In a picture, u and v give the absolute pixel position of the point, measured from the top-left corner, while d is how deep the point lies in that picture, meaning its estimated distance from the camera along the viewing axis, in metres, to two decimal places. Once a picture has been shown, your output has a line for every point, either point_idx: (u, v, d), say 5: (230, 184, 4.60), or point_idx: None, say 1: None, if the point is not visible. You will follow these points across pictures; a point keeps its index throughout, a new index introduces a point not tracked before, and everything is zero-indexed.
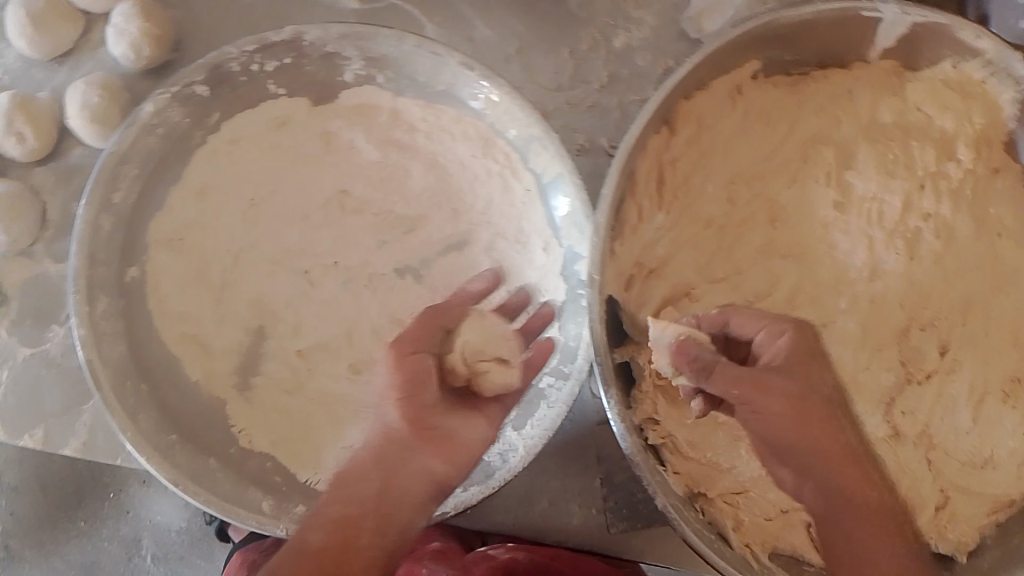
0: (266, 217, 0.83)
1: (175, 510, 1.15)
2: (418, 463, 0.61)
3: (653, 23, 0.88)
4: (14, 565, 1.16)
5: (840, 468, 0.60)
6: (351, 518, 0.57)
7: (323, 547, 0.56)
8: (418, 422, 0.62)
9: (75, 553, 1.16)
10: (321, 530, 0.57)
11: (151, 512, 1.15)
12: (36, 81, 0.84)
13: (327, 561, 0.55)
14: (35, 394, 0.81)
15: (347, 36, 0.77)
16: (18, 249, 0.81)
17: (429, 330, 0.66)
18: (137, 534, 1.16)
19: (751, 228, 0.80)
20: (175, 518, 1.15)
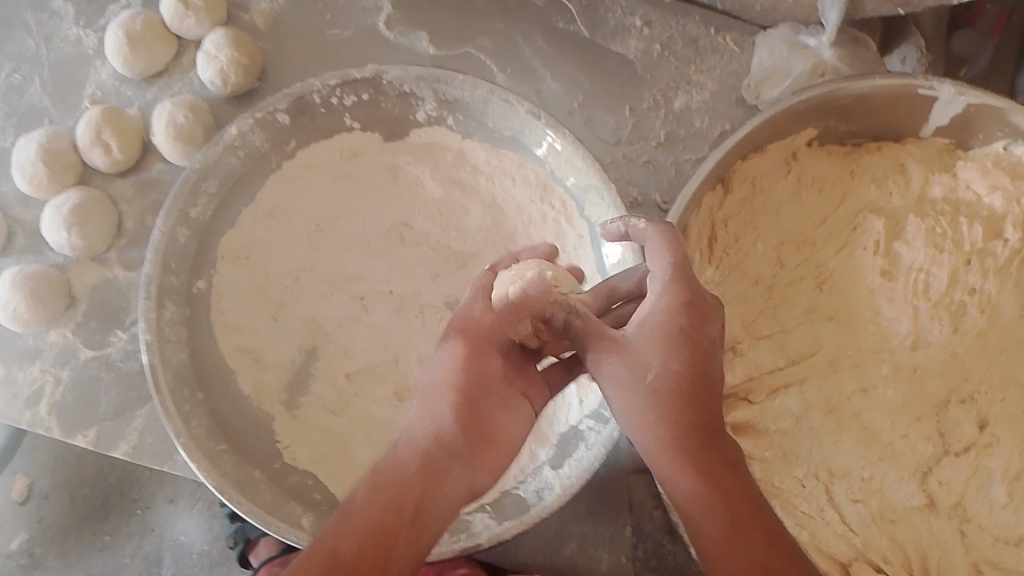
0: (330, 242, 0.85)
1: (199, 531, 1.17)
2: (463, 472, 0.61)
3: (713, 87, 0.92)
4: (34, 572, 1.17)
5: (670, 456, 0.57)
6: (390, 526, 0.54)
7: (357, 555, 0.53)
8: (472, 425, 0.62)
9: (96, 566, 1.17)
10: (354, 537, 0.54)
11: (174, 530, 1.17)
12: (126, 98, 0.89)
13: (364, 566, 0.52)
14: (92, 395, 0.82)
15: (424, 78, 0.82)
16: (93, 253, 0.84)
17: (503, 325, 0.66)
18: (159, 552, 1.17)
19: (798, 290, 0.82)
20: (199, 539, 1.17)
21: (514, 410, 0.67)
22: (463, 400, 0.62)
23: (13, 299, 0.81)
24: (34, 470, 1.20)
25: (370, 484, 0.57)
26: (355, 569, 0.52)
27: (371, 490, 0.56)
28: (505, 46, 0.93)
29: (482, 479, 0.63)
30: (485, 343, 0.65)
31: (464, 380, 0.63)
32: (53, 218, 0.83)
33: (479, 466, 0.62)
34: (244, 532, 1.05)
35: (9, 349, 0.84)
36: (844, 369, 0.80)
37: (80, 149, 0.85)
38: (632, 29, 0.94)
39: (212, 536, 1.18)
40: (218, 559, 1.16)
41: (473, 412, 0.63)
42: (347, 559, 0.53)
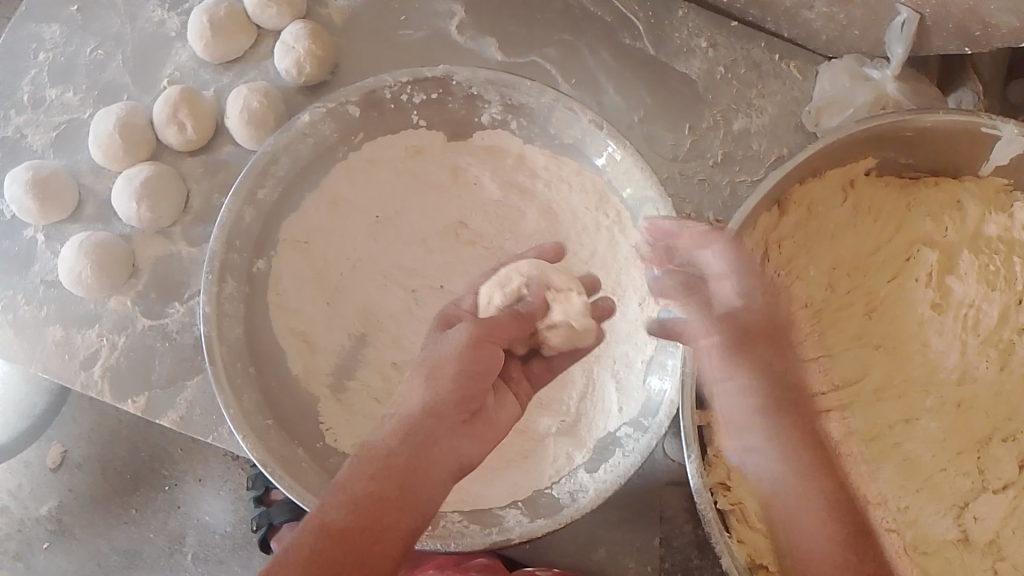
0: (389, 235, 0.88)
1: (223, 513, 1.19)
2: (454, 438, 0.62)
3: (773, 112, 0.93)
4: (63, 540, 1.20)
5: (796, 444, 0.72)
6: (379, 497, 0.57)
7: (346, 529, 0.55)
8: (464, 397, 0.64)
9: (122, 539, 1.20)
10: (344, 511, 0.56)
11: (199, 510, 1.19)
12: (202, 80, 0.92)
13: (351, 543, 0.54)
14: (147, 363, 0.85)
15: (493, 82, 0.84)
16: (159, 226, 0.87)
17: (505, 331, 0.69)
18: (183, 530, 1.19)
19: (847, 316, 0.82)
20: (222, 520, 1.18)
21: (502, 398, 0.71)
22: (465, 373, 0.64)
23: (79, 265, 0.84)
24: (68, 440, 1.22)
25: (363, 459, 0.59)
26: (347, 541, 0.54)
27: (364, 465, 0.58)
28: (571, 57, 0.95)
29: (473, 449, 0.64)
30: (487, 337, 0.67)
31: (471, 368, 0.64)
32: (124, 189, 0.86)
33: (470, 439, 0.64)
34: (268, 517, 1.08)
35: (69, 313, 0.87)
36: (888, 399, 0.80)
37: (155, 125, 0.88)
38: (697, 49, 0.95)
39: (236, 518, 1.19)
40: (241, 542, 1.18)
41: (471, 381, 0.64)
42: (343, 530, 0.55)
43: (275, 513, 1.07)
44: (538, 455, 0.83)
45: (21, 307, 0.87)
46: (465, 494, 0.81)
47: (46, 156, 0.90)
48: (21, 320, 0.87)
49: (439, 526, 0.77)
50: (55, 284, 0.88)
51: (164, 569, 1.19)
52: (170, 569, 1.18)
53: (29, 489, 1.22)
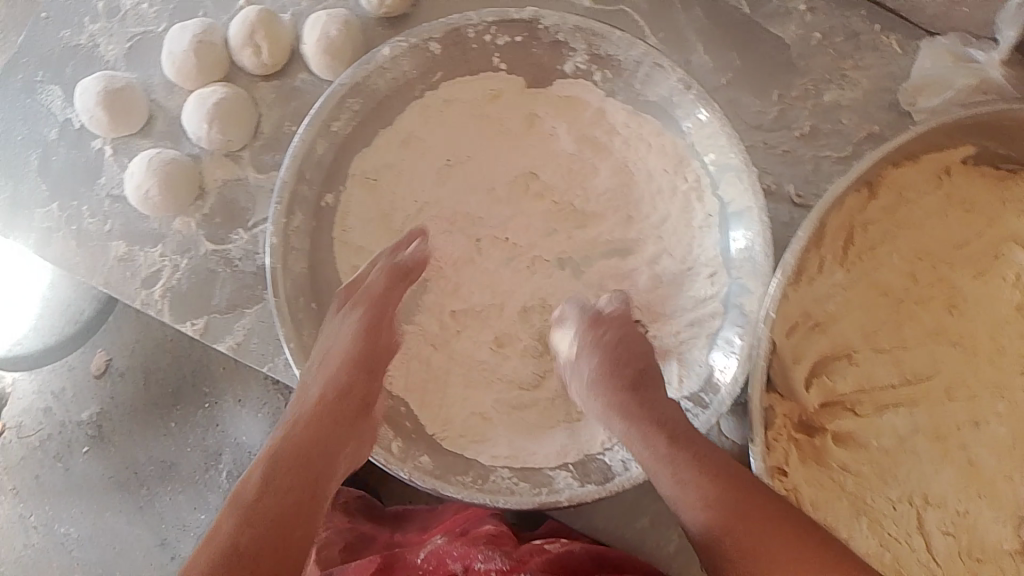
0: (459, 180, 0.85)
1: (259, 435, 1.18)
2: (338, 448, 0.63)
3: (867, 86, 0.89)
4: (101, 446, 1.20)
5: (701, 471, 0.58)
6: (281, 517, 0.54)
7: (259, 549, 0.52)
8: (348, 412, 0.67)
9: (159, 450, 1.20)
10: (252, 530, 0.53)
11: (236, 430, 1.19)
12: (282, 3, 0.89)
13: (267, 557, 0.52)
14: (208, 287, 0.84)
15: (582, 29, 0.80)
16: (228, 149, 0.85)
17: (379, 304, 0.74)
18: (220, 447, 1.18)
19: (927, 309, 0.79)
20: (260, 442, 1.18)
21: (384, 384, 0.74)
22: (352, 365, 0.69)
23: (146, 182, 0.83)
24: (112, 349, 1.21)
25: (262, 470, 0.58)
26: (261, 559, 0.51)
27: (264, 479, 0.57)
28: (661, 11, 0.91)
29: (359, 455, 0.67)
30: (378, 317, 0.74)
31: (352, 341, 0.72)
32: (196, 108, 0.84)
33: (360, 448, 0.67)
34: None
35: (133, 229, 0.86)
36: (959, 399, 0.78)
37: (231, 46, 0.86)
38: (795, 13, 0.90)
39: None
40: None
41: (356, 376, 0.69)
42: (254, 548, 0.52)
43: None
44: (592, 420, 0.82)
45: (85, 220, 0.86)
46: (515, 451, 0.81)
47: (118, 68, 0.88)
48: (85, 232, 0.86)
49: (487, 484, 0.78)
50: (120, 200, 0.87)
51: (199, 484, 1.19)
52: (204, 484, 1.18)
53: (71, 392, 1.22)
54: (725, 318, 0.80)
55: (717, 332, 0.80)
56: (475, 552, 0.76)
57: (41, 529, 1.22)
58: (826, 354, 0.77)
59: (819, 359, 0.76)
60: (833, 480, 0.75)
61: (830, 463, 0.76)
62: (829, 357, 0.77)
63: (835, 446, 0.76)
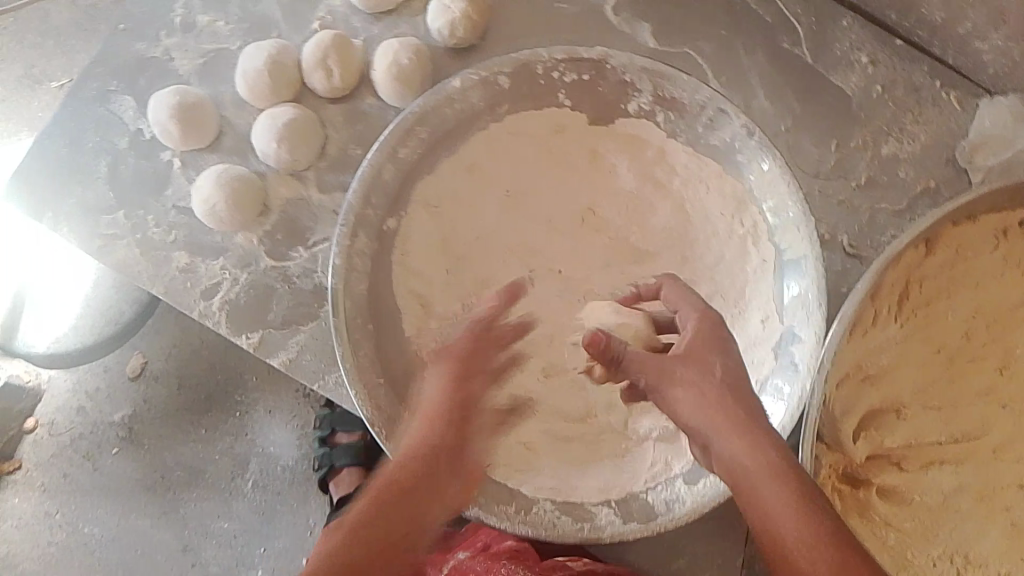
0: (519, 212, 0.87)
1: (287, 447, 1.21)
2: (434, 498, 0.65)
3: (926, 140, 0.90)
4: (131, 447, 1.23)
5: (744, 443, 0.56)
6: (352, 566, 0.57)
7: None
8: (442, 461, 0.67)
9: (188, 455, 1.22)
10: None
11: (264, 441, 1.21)
12: (354, 28, 0.91)
13: None
14: (264, 302, 0.86)
15: (649, 71, 0.81)
16: (294, 168, 0.87)
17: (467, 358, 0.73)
18: (247, 457, 1.21)
19: (978, 369, 0.79)
20: (287, 454, 1.21)
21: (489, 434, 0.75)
22: (442, 417, 0.69)
23: (214, 197, 0.84)
24: (149, 352, 1.24)
25: (342, 533, 0.59)
26: None
27: (347, 535, 0.59)
28: (726, 55, 0.92)
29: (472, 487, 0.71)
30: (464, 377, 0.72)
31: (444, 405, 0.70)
32: (267, 128, 0.86)
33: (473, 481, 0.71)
34: (330, 458, 1.10)
35: (196, 241, 0.88)
36: (1004, 461, 0.78)
37: (304, 69, 0.88)
38: (857, 64, 0.91)
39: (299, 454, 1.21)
40: (300, 478, 1.21)
41: (448, 425, 0.69)
42: None
43: (337, 455, 1.10)
44: (635, 458, 0.83)
45: (150, 229, 0.88)
46: (558, 484, 0.82)
47: (192, 83, 0.90)
48: (149, 241, 0.88)
49: (532, 511, 0.79)
50: (185, 212, 0.88)
51: (224, 491, 1.21)
52: (229, 491, 1.21)
53: (105, 393, 1.24)
54: (775, 364, 0.80)
55: (767, 378, 0.80)
56: (498, 566, 0.83)
57: (66, 526, 1.23)
58: (876, 408, 0.77)
59: (868, 413, 0.77)
60: (877, 537, 0.76)
61: (873, 517, 0.76)
62: (878, 411, 0.77)
63: (878, 500, 0.77)
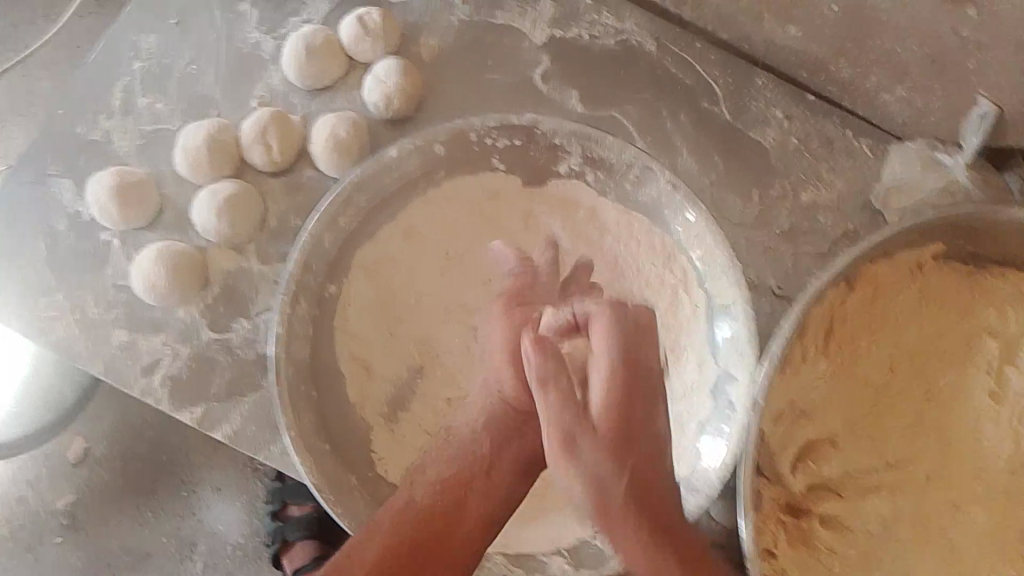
0: (457, 272, 0.88)
1: (236, 524, 1.20)
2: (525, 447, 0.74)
3: (843, 187, 0.94)
4: (74, 537, 1.19)
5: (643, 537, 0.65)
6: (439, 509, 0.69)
7: (425, 513, 0.68)
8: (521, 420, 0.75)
9: (133, 541, 1.19)
10: (428, 495, 0.70)
11: (212, 519, 1.20)
12: (293, 103, 0.94)
13: (424, 535, 0.67)
14: (205, 376, 0.86)
15: (577, 134, 0.86)
16: (233, 241, 0.88)
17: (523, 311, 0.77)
18: (195, 537, 1.19)
19: (906, 400, 0.83)
20: (236, 531, 1.19)
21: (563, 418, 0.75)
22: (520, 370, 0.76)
23: (154, 270, 0.85)
24: (92, 436, 1.21)
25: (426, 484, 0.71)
26: (421, 531, 0.67)
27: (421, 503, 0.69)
28: (651, 117, 0.96)
29: (546, 452, 0.75)
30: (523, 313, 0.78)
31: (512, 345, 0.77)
32: (207, 202, 0.88)
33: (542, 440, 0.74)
34: (282, 533, 1.09)
35: (136, 316, 0.88)
36: (938, 486, 0.81)
37: (242, 143, 0.90)
38: (773, 120, 0.95)
39: (249, 529, 1.20)
40: (252, 552, 1.20)
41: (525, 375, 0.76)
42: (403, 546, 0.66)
43: (290, 529, 1.08)
44: None
45: (89, 305, 0.88)
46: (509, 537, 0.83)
47: (131, 161, 0.92)
48: (87, 319, 0.88)
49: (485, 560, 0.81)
50: (126, 288, 0.89)
51: None
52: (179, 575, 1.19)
53: (47, 480, 1.20)
54: (712, 407, 0.84)
55: (708, 421, 0.84)
56: None
57: None
58: (811, 442, 0.80)
59: (805, 448, 0.80)
60: (821, 564, 0.78)
61: (817, 545, 0.79)
62: (814, 445, 0.81)
63: (820, 530, 0.79)
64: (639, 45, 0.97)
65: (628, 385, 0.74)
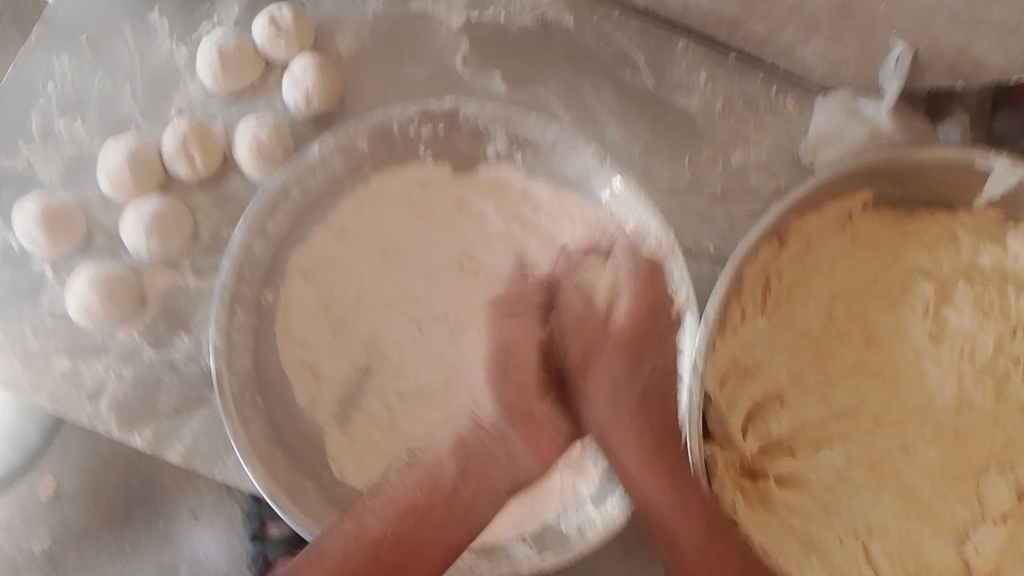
0: (396, 265, 0.88)
1: (216, 547, 1.17)
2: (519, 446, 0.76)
3: (770, 145, 0.95)
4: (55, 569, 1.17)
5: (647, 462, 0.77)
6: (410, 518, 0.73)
7: (382, 537, 0.73)
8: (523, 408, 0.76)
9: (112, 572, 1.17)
10: (381, 521, 0.74)
11: (191, 545, 1.17)
12: (212, 113, 0.95)
13: (381, 552, 0.72)
14: (153, 395, 0.85)
15: (499, 116, 0.87)
16: (167, 257, 0.88)
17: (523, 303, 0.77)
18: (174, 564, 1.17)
19: (848, 348, 0.84)
20: (216, 554, 1.17)
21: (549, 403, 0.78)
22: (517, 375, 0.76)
23: (88, 297, 0.85)
24: (60, 473, 1.19)
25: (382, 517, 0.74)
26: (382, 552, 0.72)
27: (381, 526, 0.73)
28: (574, 94, 0.97)
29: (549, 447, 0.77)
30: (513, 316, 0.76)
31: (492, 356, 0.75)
32: (135, 222, 0.87)
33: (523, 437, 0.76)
34: (263, 552, 1.06)
35: (77, 343, 0.87)
36: (885, 429, 0.82)
37: (165, 159, 0.90)
38: (696, 84, 0.96)
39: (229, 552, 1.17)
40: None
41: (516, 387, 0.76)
42: (378, 538, 0.73)
43: (271, 547, 1.05)
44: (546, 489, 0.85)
45: (29, 337, 0.88)
46: None
47: (56, 189, 0.92)
48: (28, 351, 0.87)
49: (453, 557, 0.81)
50: (63, 315, 0.88)
51: None
52: None
53: (21, 521, 1.19)
54: None
55: None
56: None
57: None
58: (758, 400, 0.80)
59: (753, 407, 0.80)
60: (779, 520, 0.79)
61: (774, 502, 0.79)
62: (761, 402, 0.80)
63: (776, 486, 0.79)
64: (555, 19, 0.98)
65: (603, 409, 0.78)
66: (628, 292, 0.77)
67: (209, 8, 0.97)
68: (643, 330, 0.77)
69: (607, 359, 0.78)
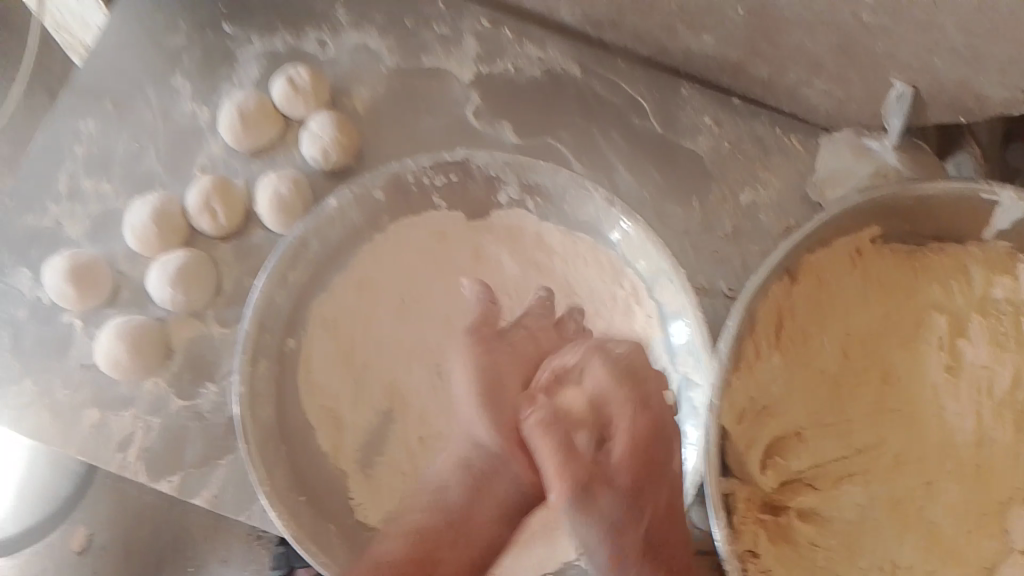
0: (415, 312, 0.90)
1: None
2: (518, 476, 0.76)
3: (780, 184, 0.97)
4: None
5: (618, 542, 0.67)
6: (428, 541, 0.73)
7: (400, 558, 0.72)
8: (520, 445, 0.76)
9: None
10: (397, 545, 0.74)
11: None
12: (235, 169, 0.98)
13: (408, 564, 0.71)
14: (179, 444, 0.87)
15: (511, 165, 0.89)
16: (193, 309, 0.90)
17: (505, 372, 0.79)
18: None
19: (864, 384, 0.84)
20: None
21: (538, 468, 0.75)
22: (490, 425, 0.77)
23: (115, 348, 0.87)
24: (93, 523, 1.21)
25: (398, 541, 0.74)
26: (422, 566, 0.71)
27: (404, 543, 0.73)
28: (585, 141, 0.99)
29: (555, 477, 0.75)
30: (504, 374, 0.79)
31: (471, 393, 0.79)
32: (159, 274, 0.90)
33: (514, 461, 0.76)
34: None
35: (105, 394, 0.89)
36: (906, 465, 0.81)
37: (189, 214, 0.93)
38: (704, 127, 0.99)
39: None
40: None
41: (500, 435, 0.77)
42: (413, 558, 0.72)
43: None
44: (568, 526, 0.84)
45: (57, 390, 0.90)
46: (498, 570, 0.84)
47: (83, 245, 0.95)
48: (56, 404, 0.89)
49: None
50: (91, 368, 0.90)
51: None
52: None
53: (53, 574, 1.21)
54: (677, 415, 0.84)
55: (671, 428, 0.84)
56: None
57: None
58: (777, 436, 0.80)
59: (771, 443, 0.80)
60: (804, 558, 0.77)
61: (799, 541, 0.78)
62: (780, 439, 0.80)
63: (800, 524, 0.78)
64: (563, 72, 1.01)
65: (618, 502, 0.67)
66: (624, 423, 0.70)
67: (231, 73, 1.02)
68: (642, 460, 0.69)
69: (606, 500, 0.67)
